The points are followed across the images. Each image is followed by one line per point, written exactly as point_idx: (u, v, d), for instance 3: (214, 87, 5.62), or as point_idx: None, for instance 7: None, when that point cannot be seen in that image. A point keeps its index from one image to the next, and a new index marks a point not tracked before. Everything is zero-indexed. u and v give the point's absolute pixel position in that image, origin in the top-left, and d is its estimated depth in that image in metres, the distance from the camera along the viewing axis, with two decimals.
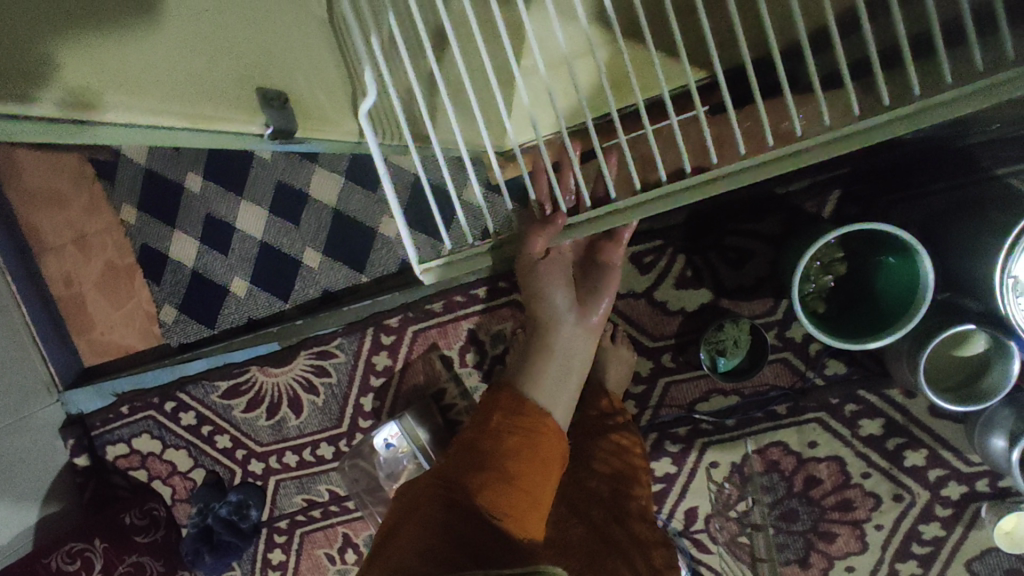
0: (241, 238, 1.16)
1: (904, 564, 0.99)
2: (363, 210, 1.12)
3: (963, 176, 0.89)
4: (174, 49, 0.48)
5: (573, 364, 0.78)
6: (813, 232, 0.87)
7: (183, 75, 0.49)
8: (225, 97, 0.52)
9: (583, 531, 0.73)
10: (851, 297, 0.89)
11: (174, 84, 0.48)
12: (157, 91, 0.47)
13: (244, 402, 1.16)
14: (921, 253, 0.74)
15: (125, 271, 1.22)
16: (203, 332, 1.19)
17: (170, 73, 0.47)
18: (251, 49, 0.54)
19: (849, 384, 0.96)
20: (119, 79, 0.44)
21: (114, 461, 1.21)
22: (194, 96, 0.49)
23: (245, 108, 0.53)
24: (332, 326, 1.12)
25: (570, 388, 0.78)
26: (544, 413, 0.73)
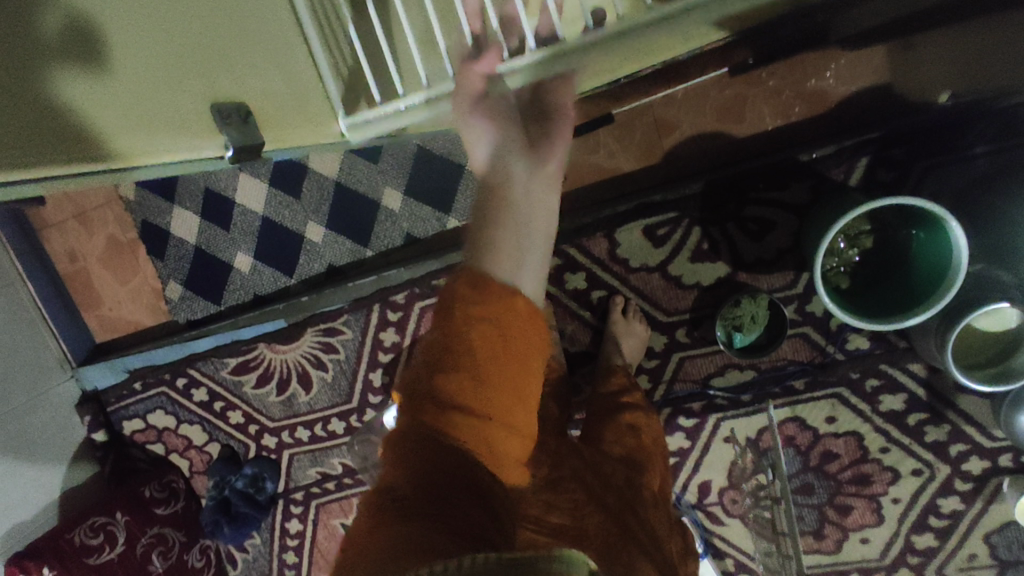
0: (242, 213, 1.13)
1: (919, 537, 0.98)
2: (366, 182, 1.08)
3: (1004, 141, 0.83)
4: (152, 78, 0.59)
5: (535, 227, 0.53)
6: (837, 204, 0.82)
7: (173, 109, 0.60)
8: (187, 127, 0.62)
9: (600, 521, 0.64)
10: (877, 271, 0.84)
11: (166, 119, 0.60)
12: (149, 123, 0.59)
13: (254, 378, 1.16)
14: (953, 226, 0.70)
15: (127, 247, 1.20)
16: (209, 309, 1.16)
17: (165, 109, 0.60)
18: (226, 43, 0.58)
19: (871, 359, 0.93)
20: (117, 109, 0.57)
21: (132, 435, 1.23)
22: (177, 130, 0.61)
23: (202, 132, 0.63)
24: (338, 302, 1.10)
25: (536, 259, 0.52)
26: (506, 299, 0.48)
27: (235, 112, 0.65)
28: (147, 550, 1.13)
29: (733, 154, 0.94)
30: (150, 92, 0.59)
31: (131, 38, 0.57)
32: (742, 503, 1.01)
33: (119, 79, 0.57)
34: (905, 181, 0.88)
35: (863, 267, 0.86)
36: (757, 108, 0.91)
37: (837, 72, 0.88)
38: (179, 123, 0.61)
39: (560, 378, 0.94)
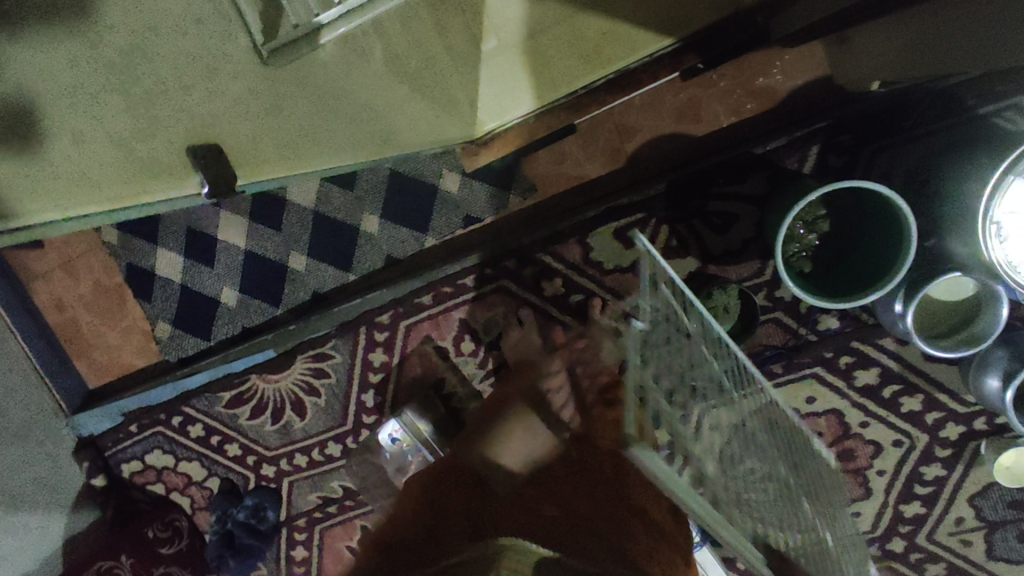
0: (225, 248, 1.16)
1: (907, 505, 1.02)
2: (343, 208, 1.11)
3: (943, 120, 0.88)
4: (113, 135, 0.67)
5: None
6: (794, 192, 0.86)
7: (128, 166, 0.68)
8: (170, 172, 0.69)
9: None
10: (837, 252, 0.88)
11: (124, 173, 0.68)
12: (107, 187, 0.68)
13: (248, 410, 1.17)
14: (902, 205, 0.74)
15: (114, 292, 1.22)
16: (199, 346, 1.18)
17: (106, 167, 0.68)
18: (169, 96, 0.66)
19: (843, 338, 0.96)
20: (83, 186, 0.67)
21: (131, 477, 1.24)
22: (134, 181, 0.69)
23: (182, 173, 0.70)
24: (325, 328, 1.12)
25: None
26: None
27: (209, 151, 0.70)
28: None
29: (693, 153, 0.98)
30: (117, 156, 0.67)
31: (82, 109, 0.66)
32: None
33: (94, 144, 0.67)
34: (857, 164, 0.93)
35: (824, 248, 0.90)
36: (712, 107, 0.96)
37: (784, 68, 0.94)
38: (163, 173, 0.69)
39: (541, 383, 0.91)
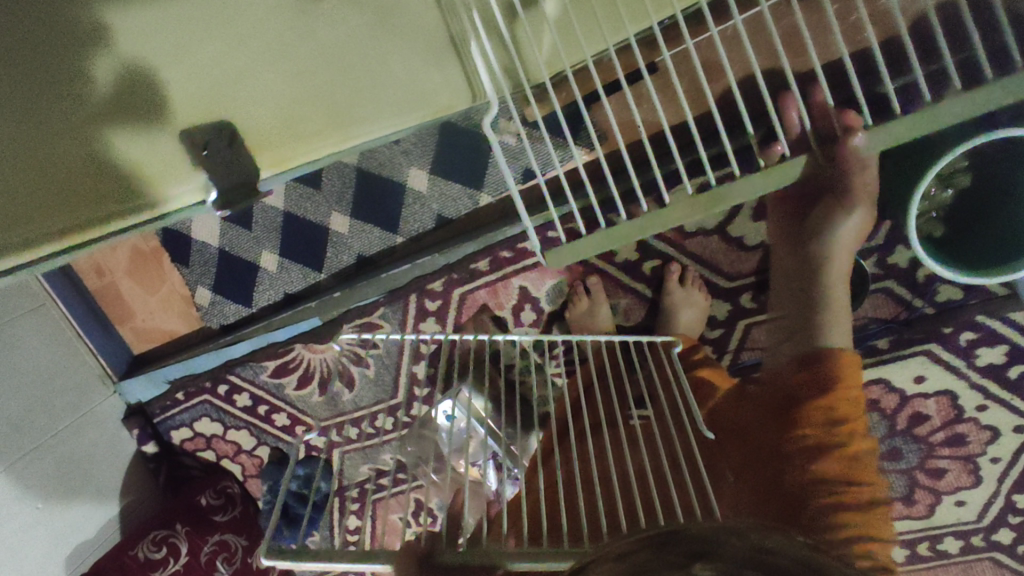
0: (263, 209, 1.07)
1: (1022, 495, 0.90)
2: (388, 163, 1.01)
3: None
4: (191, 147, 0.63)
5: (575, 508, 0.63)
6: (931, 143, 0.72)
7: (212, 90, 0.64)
8: (161, 174, 0.62)
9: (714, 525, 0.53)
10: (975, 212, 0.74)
11: (215, 111, 0.64)
12: (163, 148, 0.62)
13: (295, 379, 1.13)
14: None
15: (152, 256, 1.16)
16: (241, 312, 1.12)
17: (202, 90, 0.63)
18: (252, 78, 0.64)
19: (967, 311, 0.83)
20: (191, 105, 0.63)
21: (182, 444, 1.22)
22: (169, 162, 0.62)
23: (185, 171, 0.63)
24: (371, 296, 1.04)
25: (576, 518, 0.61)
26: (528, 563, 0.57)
27: (215, 137, 0.62)
28: (212, 557, 1.10)
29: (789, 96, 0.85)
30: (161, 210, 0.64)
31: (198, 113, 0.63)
32: None
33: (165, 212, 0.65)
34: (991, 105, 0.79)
35: (958, 208, 0.75)
36: (818, 39, 0.81)
37: None
38: (135, 161, 0.62)
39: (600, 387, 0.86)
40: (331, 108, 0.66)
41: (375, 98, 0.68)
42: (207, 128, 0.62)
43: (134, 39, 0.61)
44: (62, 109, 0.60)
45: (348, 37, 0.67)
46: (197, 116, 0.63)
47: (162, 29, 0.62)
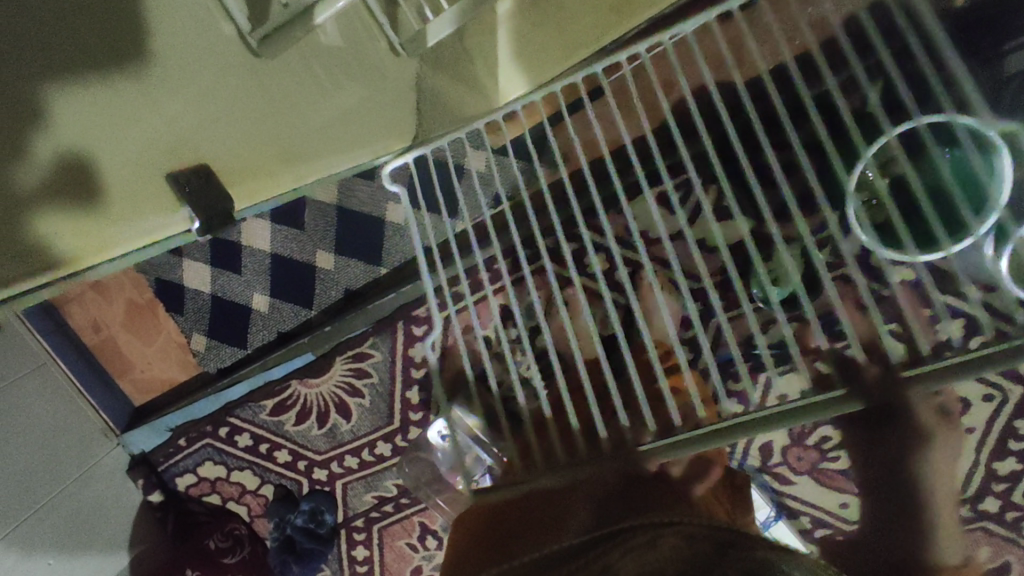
0: (250, 253, 1.12)
1: (1002, 463, 0.94)
2: (368, 202, 1.08)
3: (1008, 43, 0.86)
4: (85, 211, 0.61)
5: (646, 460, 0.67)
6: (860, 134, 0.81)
7: (113, 117, 0.64)
8: (148, 202, 0.66)
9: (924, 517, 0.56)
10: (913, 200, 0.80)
11: (116, 155, 0.64)
12: None
13: (293, 416, 1.15)
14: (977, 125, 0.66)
15: (146, 310, 1.20)
16: (237, 355, 1.15)
17: (99, 115, 0.62)
18: (143, 108, 0.66)
19: (924, 290, 0.90)
20: (72, 132, 0.60)
21: (187, 490, 1.24)
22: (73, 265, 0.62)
23: (167, 206, 0.68)
24: (361, 326, 1.08)
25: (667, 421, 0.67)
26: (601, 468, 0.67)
27: (193, 176, 0.69)
28: None
29: (737, 101, 0.94)
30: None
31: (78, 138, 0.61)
32: (810, 457, 1.01)
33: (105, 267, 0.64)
34: (915, 101, 0.90)
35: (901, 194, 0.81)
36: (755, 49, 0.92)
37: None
38: (114, 197, 0.63)
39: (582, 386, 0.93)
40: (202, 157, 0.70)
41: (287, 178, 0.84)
42: (189, 170, 0.69)
43: (78, 119, 0.61)
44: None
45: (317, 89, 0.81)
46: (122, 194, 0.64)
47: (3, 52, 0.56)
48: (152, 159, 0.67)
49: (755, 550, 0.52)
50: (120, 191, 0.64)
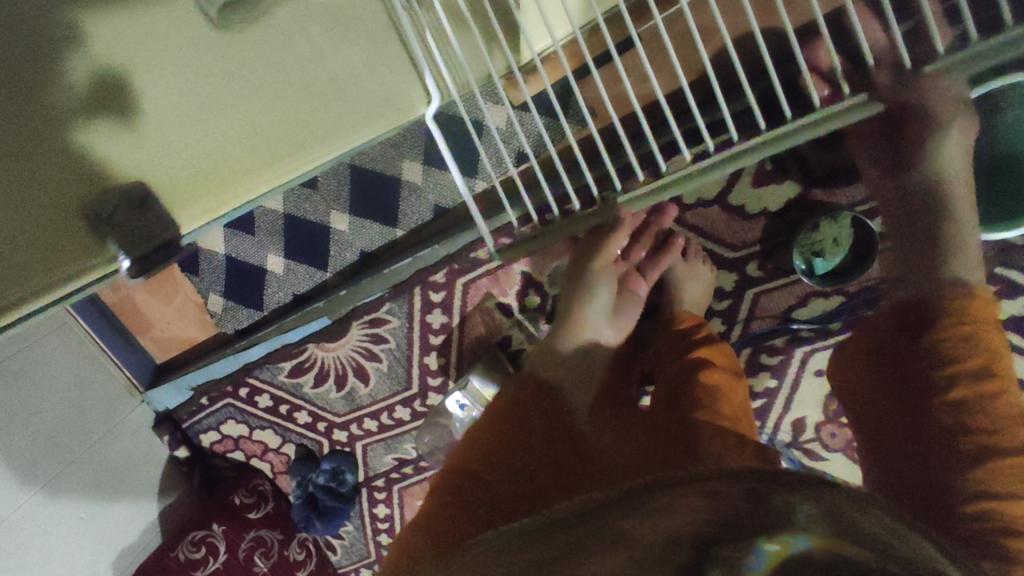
0: (262, 212, 1.08)
1: None
2: (382, 159, 1.02)
3: None
4: (182, 124, 0.67)
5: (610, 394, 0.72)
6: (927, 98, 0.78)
7: (177, 82, 0.66)
8: (71, 241, 0.63)
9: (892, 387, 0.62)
10: None
11: (164, 112, 0.66)
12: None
13: (311, 378, 1.13)
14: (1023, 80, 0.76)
15: (161, 270, 1.17)
16: (254, 317, 1.14)
17: (156, 63, 0.65)
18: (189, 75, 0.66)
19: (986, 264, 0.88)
20: (133, 57, 0.64)
21: (211, 447, 1.26)
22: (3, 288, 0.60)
23: (88, 249, 0.63)
24: (377, 291, 1.03)
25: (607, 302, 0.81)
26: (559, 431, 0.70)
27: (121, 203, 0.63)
28: (249, 553, 1.17)
29: (791, 51, 0.86)
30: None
31: (161, 80, 0.65)
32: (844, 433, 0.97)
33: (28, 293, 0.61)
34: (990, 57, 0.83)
35: None
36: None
37: None
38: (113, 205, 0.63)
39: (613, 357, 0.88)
40: (177, 156, 0.67)
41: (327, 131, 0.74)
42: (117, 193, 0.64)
43: (112, 42, 0.63)
44: (53, 152, 0.62)
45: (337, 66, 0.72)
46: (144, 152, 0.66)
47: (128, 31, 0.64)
48: (174, 113, 0.67)
49: (780, 492, 0.43)
50: (152, 130, 0.66)
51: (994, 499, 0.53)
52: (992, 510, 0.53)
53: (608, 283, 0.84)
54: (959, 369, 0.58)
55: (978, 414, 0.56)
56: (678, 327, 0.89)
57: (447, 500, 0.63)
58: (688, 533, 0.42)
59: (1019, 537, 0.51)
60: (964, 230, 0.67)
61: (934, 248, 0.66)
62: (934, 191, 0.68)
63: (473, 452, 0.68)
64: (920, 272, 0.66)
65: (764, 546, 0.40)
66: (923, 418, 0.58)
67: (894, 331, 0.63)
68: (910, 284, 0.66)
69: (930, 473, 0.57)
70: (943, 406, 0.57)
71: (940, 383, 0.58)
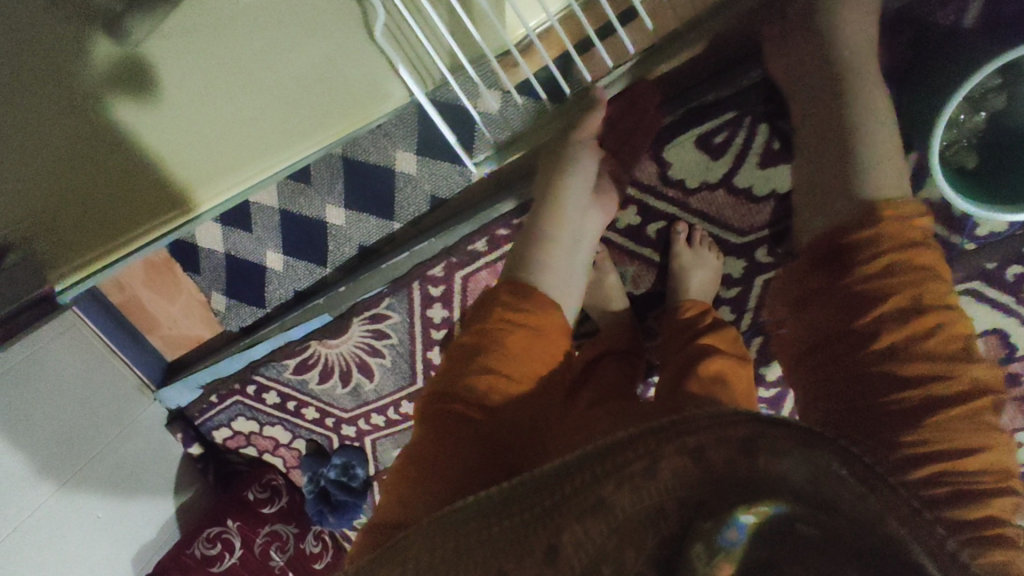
0: (258, 209, 1.06)
1: None
2: (375, 150, 0.99)
3: None
4: (199, 116, 0.88)
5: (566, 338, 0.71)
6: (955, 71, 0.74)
7: (225, 73, 0.87)
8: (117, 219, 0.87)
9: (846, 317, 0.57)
10: (1006, 144, 0.74)
11: (219, 97, 0.88)
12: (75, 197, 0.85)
13: (316, 374, 1.13)
14: None
15: (164, 267, 1.15)
16: (257, 314, 1.13)
17: (215, 63, 0.87)
18: (229, 64, 0.87)
19: (1011, 243, 0.86)
20: (189, 62, 0.86)
21: (224, 443, 1.28)
22: None
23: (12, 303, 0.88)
24: (377, 286, 1.02)
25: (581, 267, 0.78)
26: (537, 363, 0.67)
27: None
28: (265, 548, 1.19)
29: None
30: None
31: (179, 80, 0.86)
32: None
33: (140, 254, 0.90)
34: None
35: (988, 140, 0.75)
36: None
37: None
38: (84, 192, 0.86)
39: (611, 345, 0.88)
40: (241, 130, 0.88)
41: (321, 120, 0.90)
42: None
43: (163, 57, 0.86)
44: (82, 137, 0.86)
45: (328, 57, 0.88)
46: (172, 126, 0.87)
47: (176, 46, 0.86)
48: (227, 94, 0.88)
49: (770, 464, 0.44)
50: (171, 108, 0.87)
51: (921, 428, 0.52)
52: (933, 454, 0.52)
53: (584, 168, 0.80)
54: (895, 298, 0.55)
55: (910, 363, 0.54)
56: (683, 314, 0.85)
57: (434, 422, 0.63)
58: (672, 502, 0.44)
59: (964, 501, 0.50)
60: (879, 108, 0.66)
61: (849, 165, 0.64)
62: (843, 103, 0.67)
63: (458, 368, 0.67)
64: (836, 190, 0.64)
65: (743, 517, 0.41)
66: (851, 343, 0.56)
67: (819, 251, 0.62)
68: (831, 198, 0.64)
69: (860, 404, 0.55)
70: (881, 353, 0.54)
71: (867, 318, 0.55)
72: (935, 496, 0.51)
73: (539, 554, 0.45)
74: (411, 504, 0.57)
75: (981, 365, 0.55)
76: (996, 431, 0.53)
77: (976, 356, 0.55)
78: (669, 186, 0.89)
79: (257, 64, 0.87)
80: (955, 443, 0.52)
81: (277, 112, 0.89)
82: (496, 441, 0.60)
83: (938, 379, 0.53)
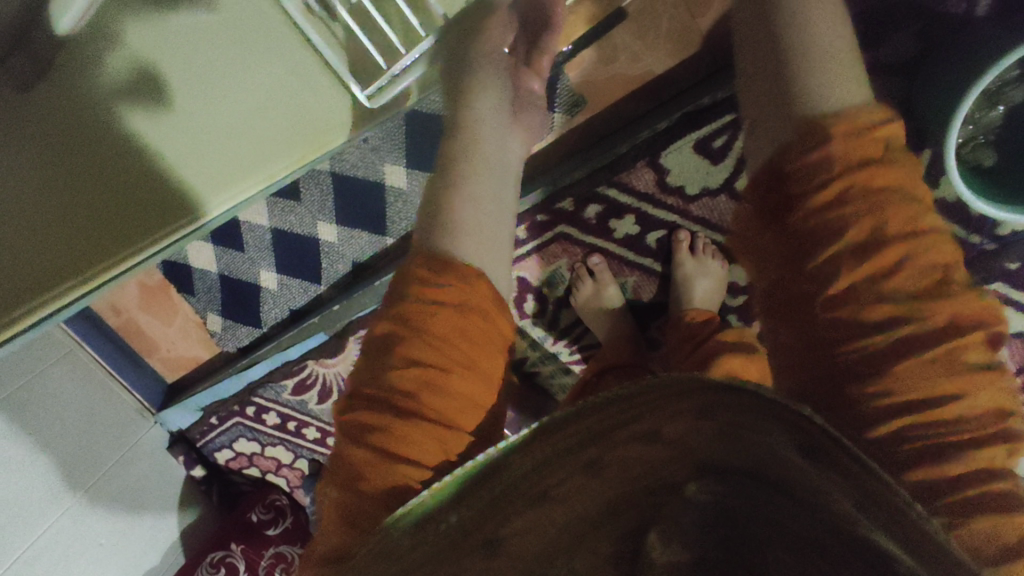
0: (249, 228, 1.04)
1: None
2: (365, 164, 0.96)
3: None
4: (185, 134, 0.79)
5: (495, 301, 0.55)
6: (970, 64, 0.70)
7: (226, 78, 0.79)
8: None
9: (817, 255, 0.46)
10: None
11: (197, 117, 0.79)
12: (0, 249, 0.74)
13: (315, 394, 1.11)
14: None
15: (160, 289, 1.13)
16: (254, 334, 1.11)
17: (223, 61, 0.79)
18: (197, 73, 0.78)
19: None
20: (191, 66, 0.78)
21: (226, 464, 1.26)
22: None
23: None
24: (371, 304, 0.99)
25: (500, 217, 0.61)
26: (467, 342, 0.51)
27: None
28: (270, 570, 1.18)
29: None
30: None
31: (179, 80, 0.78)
32: None
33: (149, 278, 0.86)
34: None
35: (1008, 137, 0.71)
36: None
37: None
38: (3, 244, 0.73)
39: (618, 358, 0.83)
40: (193, 153, 0.79)
41: (283, 141, 0.81)
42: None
43: (145, 46, 0.77)
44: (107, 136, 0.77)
45: (281, 79, 0.80)
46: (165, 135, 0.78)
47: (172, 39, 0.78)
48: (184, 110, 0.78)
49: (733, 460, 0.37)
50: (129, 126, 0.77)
51: (883, 379, 0.43)
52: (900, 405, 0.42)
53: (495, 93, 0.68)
54: (854, 235, 0.44)
55: (875, 307, 0.44)
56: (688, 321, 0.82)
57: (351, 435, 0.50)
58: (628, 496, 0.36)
59: (996, 496, 0.41)
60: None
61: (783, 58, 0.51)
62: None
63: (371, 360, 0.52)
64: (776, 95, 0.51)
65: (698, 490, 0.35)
66: (807, 294, 0.47)
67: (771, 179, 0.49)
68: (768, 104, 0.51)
69: (817, 359, 0.46)
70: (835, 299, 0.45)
71: (816, 264, 0.46)
72: (907, 458, 0.42)
73: (477, 553, 0.38)
74: (360, 524, 0.46)
75: (960, 293, 0.43)
76: (981, 374, 0.42)
77: (957, 285, 0.44)
78: (670, 191, 0.85)
79: (235, 73, 0.79)
80: (921, 393, 0.42)
81: (237, 132, 0.80)
82: (421, 437, 0.47)
83: (909, 322, 0.43)
